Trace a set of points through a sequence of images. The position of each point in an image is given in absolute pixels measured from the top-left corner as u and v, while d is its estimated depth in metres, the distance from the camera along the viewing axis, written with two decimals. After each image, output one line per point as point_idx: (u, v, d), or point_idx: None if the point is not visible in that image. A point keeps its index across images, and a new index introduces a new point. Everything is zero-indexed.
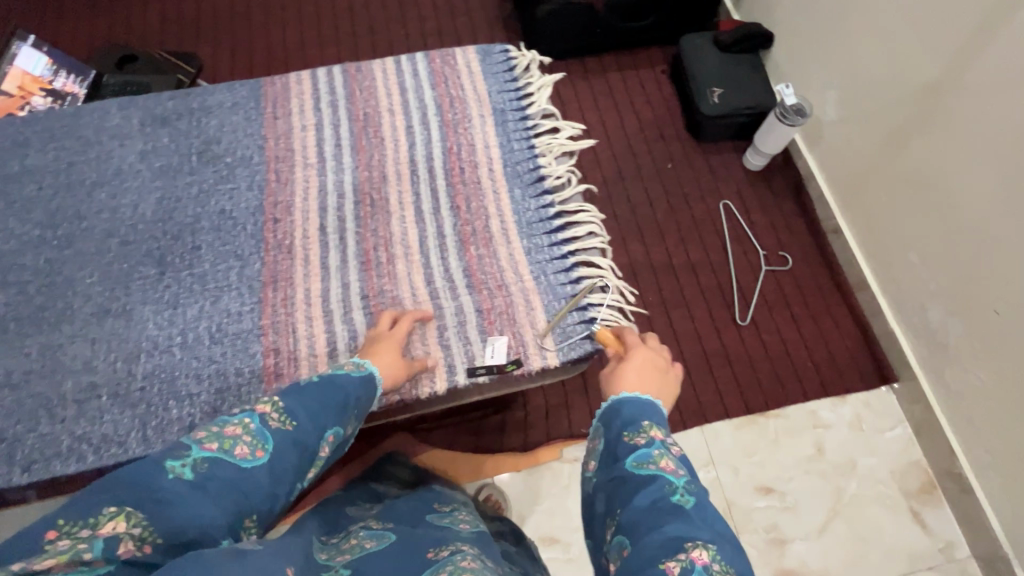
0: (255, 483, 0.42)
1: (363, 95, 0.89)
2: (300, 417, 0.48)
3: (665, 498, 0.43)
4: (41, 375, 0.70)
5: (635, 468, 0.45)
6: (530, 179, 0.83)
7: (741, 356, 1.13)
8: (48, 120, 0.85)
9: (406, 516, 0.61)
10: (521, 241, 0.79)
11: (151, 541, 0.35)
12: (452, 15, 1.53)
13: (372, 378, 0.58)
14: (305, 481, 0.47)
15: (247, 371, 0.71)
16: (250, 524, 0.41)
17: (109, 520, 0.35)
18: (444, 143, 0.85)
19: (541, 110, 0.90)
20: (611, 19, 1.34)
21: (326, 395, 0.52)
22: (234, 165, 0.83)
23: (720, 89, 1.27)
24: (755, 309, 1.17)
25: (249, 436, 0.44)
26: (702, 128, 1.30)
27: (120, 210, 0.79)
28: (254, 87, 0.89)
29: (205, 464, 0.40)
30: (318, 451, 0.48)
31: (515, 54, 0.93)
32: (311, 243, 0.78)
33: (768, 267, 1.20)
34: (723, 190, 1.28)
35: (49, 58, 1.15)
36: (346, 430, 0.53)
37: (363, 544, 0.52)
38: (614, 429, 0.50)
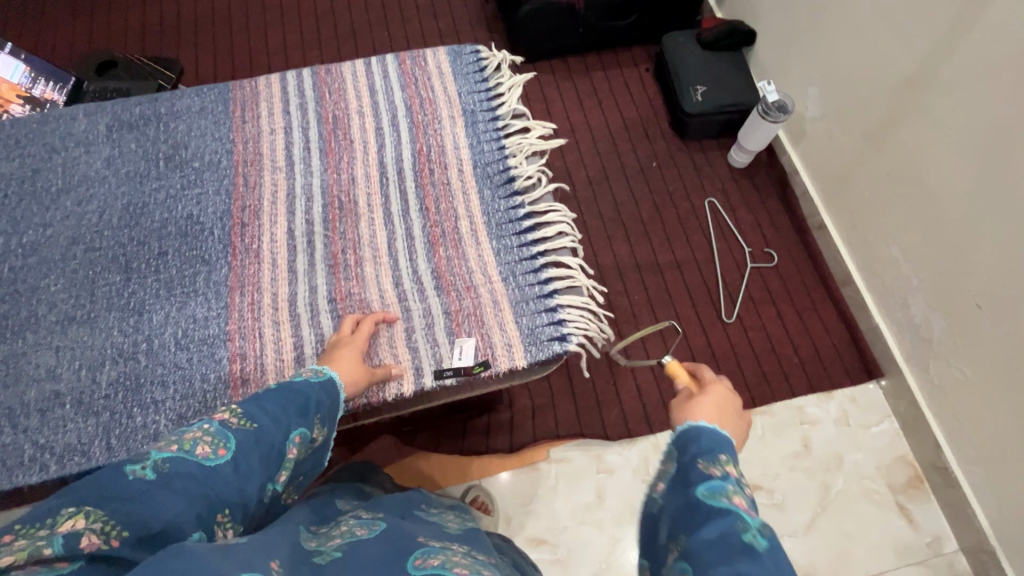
0: (222, 480, 0.41)
1: (332, 97, 0.88)
2: (263, 419, 0.47)
3: (733, 538, 0.37)
4: (4, 384, 0.69)
5: (707, 499, 0.40)
6: (499, 181, 0.83)
7: (726, 353, 1.12)
8: (13, 127, 0.84)
9: (396, 507, 0.60)
10: (490, 243, 0.78)
11: (116, 534, 0.35)
12: (431, 17, 1.53)
13: (332, 383, 0.58)
14: (277, 481, 0.47)
15: (213, 377, 0.70)
16: (223, 520, 0.41)
17: (68, 519, 0.35)
18: (413, 144, 0.85)
19: (512, 110, 0.89)
20: (590, 18, 1.33)
21: (287, 399, 0.51)
22: (202, 169, 0.83)
23: (702, 87, 1.27)
24: (741, 306, 1.16)
25: (210, 437, 0.43)
26: (686, 126, 1.30)
27: (86, 217, 0.79)
28: (223, 91, 0.89)
29: (166, 464, 0.40)
30: (285, 451, 0.48)
31: (485, 55, 0.92)
32: (279, 247, 0.78)
33: (753, 263, 1.20)
34: (708, 187, 1.28)
35: (26, 65, 1.14)
36: (315, 432, 0.53)
37: (353, 530, 0.51)
38: (687, 455, 0.44)
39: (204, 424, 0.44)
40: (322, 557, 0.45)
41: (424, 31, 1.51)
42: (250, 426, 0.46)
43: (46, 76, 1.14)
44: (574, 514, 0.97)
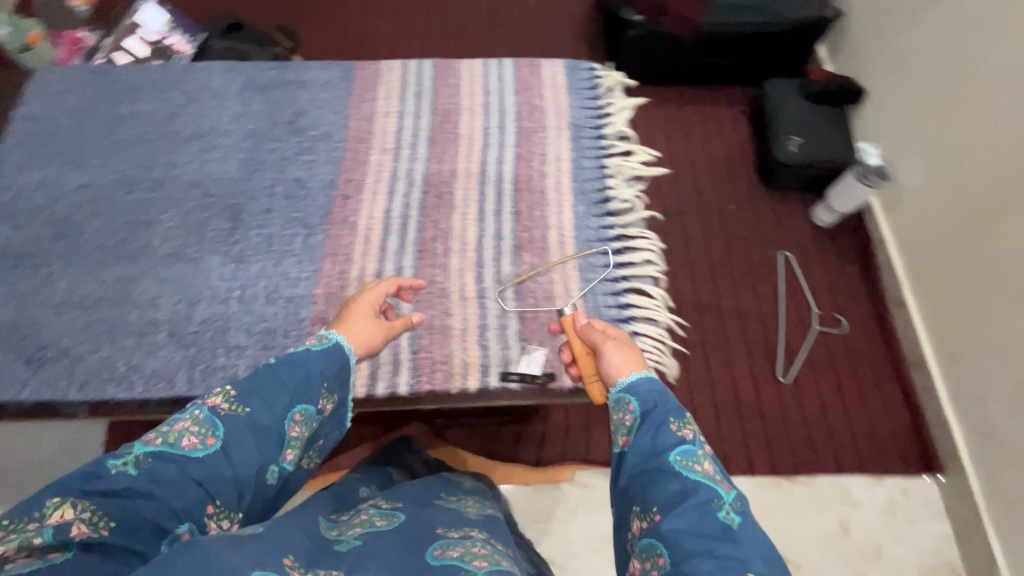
0: (213, 469, 0.46)
1: (448, 90, 0.91)
2: (257, 403, 0.51)
3: (713, 511, 0.47)
4: (112, 302, 0.75)
5: (682, 466, 0.50)
6: (595, 198, 0.82)
7: (775, 413, 1.08)
8: (160, 72, 0.92)
9: (416, 498, 0.63)
10: (576, 258, 0.78)
11: (105, 525, 0.41)
12: (541, 28, 1.56)
13: (339, 350, 0.59)
14: (282, 461, 0.52)
15: (294, 335, 0.73)
16: (216, 512, 0.46)
17: (54, 510, 0.40)
18: (516, 149, 0.86)
19: (618, 131, 0.89)
20: (696, 52, 1.32)
21: (293, 375, 0.54)
22: (316, 139, 0.87)
23: (799, 138, 1.23)
24: (799, 368, 1.12)
25: (198, 427, 0.48)
26: (773, 175, 1.27)
27: (207, 164, 0.85)
28: (348, 68, 0.93)
29: (149, 459, 0.44)
30: (287, 433, 0.52)
31: (600, 73, 0.93)
32: (374, 224, 0.81)
33: (820, 326, 1.15)
34: (784, 241, 1.24)
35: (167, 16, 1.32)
36: (321, 403, 0.56)
37: (372, 520, 0.55)
38: (656, 416, 0.54)
39: (191, 412, 0.48)
40: (345, 544, 0.49)
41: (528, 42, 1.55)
42: (241, 412, 0.50)
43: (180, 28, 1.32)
44: (590, 543, 0.95)
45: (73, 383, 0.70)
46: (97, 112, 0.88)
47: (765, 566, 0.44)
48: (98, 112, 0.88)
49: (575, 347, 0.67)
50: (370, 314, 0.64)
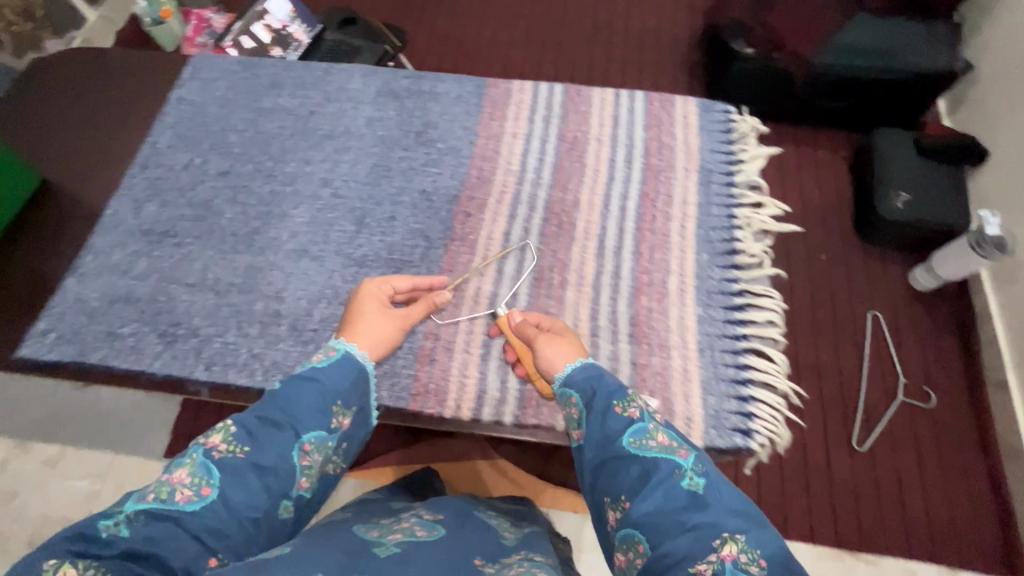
0: (212, 518, 0.50)
1: (576, 118, 0.91)
2: (258, 439, 0.55)
3: (677, 483, 0.52)
4: (241, 289, 0.78)
5: (638, 447, 0.55)
6: (721, 249, 0.80)
7: (846, 482, 1.04)
8: (303, 70, 0.96)
9: (455, 510, 0.67)
10: (696, 309, 0.76)
11: None
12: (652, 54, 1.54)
13: (347, 360, 0.63)
14: (296, 490, 0.56)
15: (406, 346, 0.74)
16: (220, 563, 0.49)
17: (55, 572, 0.44)
18: (641, 186, 0.85)
19: (749, 181, 0.85)
20: (805, 92, 1.27)
21: (298, 403, 0.58)
22: (443, 152, 0.88)
23: (907, 194, 1.16)
24: (877, 438, 1.06)
25: (191, 479, 0.52)
26: (870, 227, 1.20)
27: (338, 165, 0.87)
28: (480, 85, 0.94)
29: (141, 518, 0.49)
30: (298, 466, 0.56)
31: (735, 118, 0.90)
32: (493, 245, 0.81)
33: (905, 397, 1.09)
34: (877, 300, 1.17)
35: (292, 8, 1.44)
36: (336, 421, 0.60)
37: (414, 530, 0.58)
38: (597, 407, 0.59)
39: (190, 458, 0.53)
40: (381, 549, 0.51)
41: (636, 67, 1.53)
42: (239, 452, 0.54)
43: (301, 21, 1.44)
44: None
45: (199, 362, 0.73)
46: (243, 102, 0.93)
47: (740, 520, 0.49)
48: (244, 103, 0.93)
49: (518, 347, 0.71)
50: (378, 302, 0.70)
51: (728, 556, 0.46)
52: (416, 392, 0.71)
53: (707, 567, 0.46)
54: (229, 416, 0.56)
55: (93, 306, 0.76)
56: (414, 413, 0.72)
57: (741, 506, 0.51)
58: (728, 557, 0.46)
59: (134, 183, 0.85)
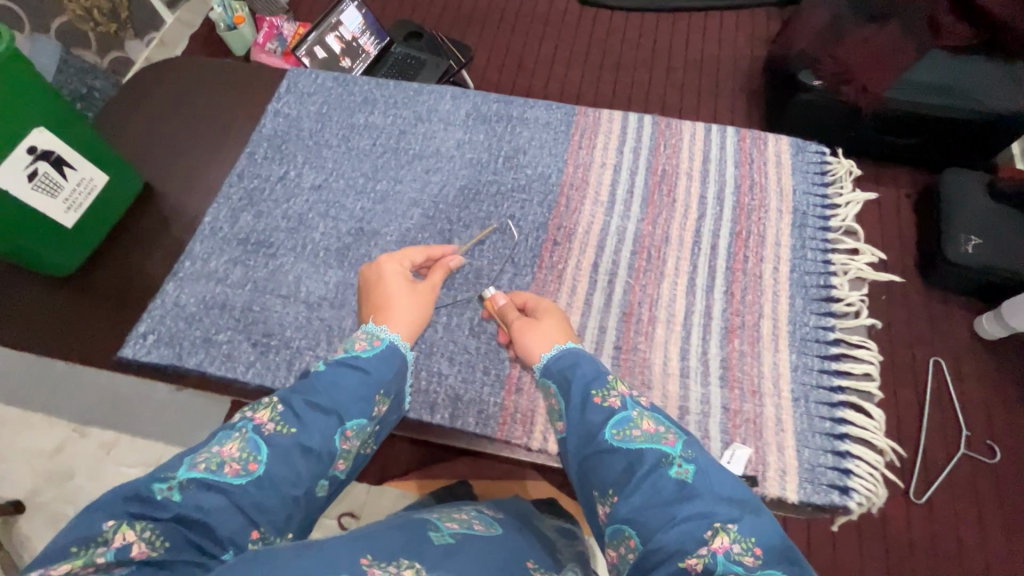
0: (256, 494, 0.49)
1: (666, 151, 0.90)
2: (304, 421, 0.54)
3: (665, 472, 0.52)
4: (331, 304, 0.79)
5: (620, 439, 0.55)
6: (816, 294, 0.78)
7: (900, 534, 1.02)
8: (394, 89, 0.97)
9: (513, 513, 0.65)
10: (790, 356, 0.74)
11: (160, 543, 0.43)
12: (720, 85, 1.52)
13: (391, 352, 0.61)
14: (333, 471, 0.55)
15: (493, 373, 0.74)
16: (262, 535, 0.48)
17: (114, 533, 0.43)
18: (733, 225, 0.83)
19: (844, 226, 0.83)
20: (871, 128, 1.25)
21: (343, 388, 0.57)
22: (532, 178, 0.89)
23: (978, 239, 1.12)
24: (935, 491, 1.04)
25: (241, 453, 0.51)
26: (936, 271, 1.17)
27: (428, 186, 0.88)
28: (569, 113, 0.94)
29: (192, 485, 0.47)
30: (336, 456, 0.55)
31: (830, 159, 0.88)
32: (581, 276, 0.81)
33: (967, 450, 1.07)
34: (939, 347, 1.16)
35: (362, 20, 1.48)
36: (376, 409, 0.58)
37: (472, 522, 0.57)
38: (578, 395, 0.60)
39: (239, 431, 0.52)
40: (436, 538, 0.50)
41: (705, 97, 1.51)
42: (287, 431, 0.53)
43: (370, 32, 1.48)
44: None
45: (290, 374, 0.74)
46: (336, 117, 0.95)
47: (732, 508, 0.49)
48: (337, 118, 0.95)
49: (504, 328, 0.72)
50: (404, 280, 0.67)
51: (721, 548, 0.47)
52: (503, 420, 0.71)
53: (698, 561, 0.47)
54: (275, 395, 0.56)
55: (191, 311, 0.78)
56: (500, 441, 0.71)
57: (734, 494, 0.51)
58: (720, 549, 0.47)
59: (231, 192, 0.88)
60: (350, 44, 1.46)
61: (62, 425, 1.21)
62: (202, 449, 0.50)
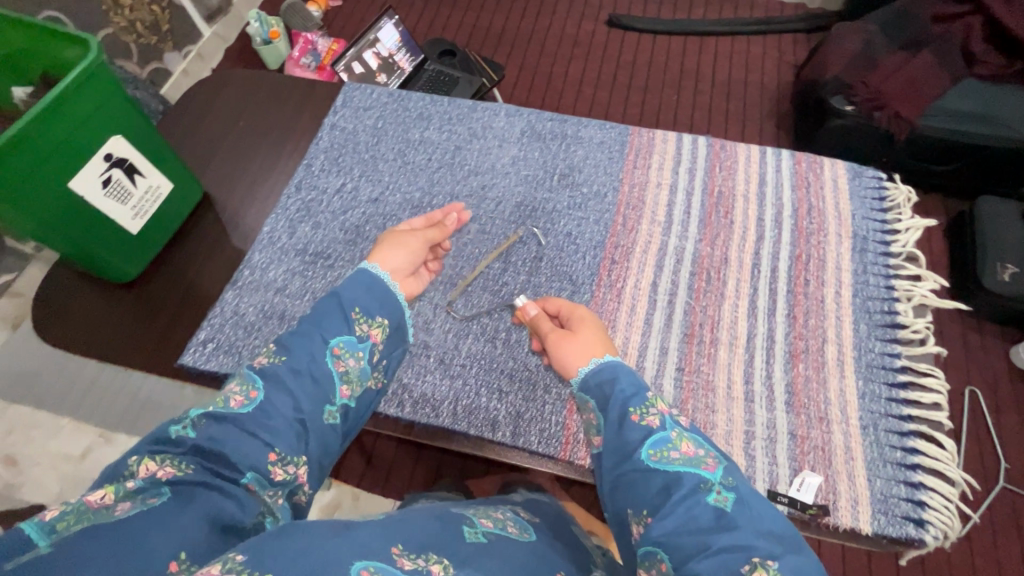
0: (266, 417, 0.50)
1: (722, 172, 0.90)
2: (291, 348, 0.56)
3: (703, 499, 0.51)
4: None
5: (657, 461, 0.54)
6: (880, 320, 0.77)
7: (939, 567, 0.97)
8: (450, 105, 0.99)
9: (551, 521, 0.63)
10: (857, 381, 0.73)
11: (184, 467, 0.45)
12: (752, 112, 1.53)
13: (364, 274, 0.63)
14: (339, 397, 0.56)
15: (555, 392, 0.73)
16: (279, 458, 0.49)
17: (138, 467, 0.45)
18: (793, 248, 0.83)
19: (905, 251, 0.82)
20: (904, 153, 1.23)
21: (324, 314, 0.59)
22: (588, 197, 0.89)
23: (1015, 267, 1.08)
24: (976, 525, 0.99)
25: (239, 388, 0.52)
26: (970, 296, 1.13)
27: (485, 202, 0.88)
28: (622, 133, 0.95)
29: (202, 420, 0.49)
30: (334, 370, 0.57)
31: (889, 185, 0.87)
32: (641, 294, 0.80)
33: (1008, 483, 1.02)
34: (975, 374, 1.11)
35: (399, 36, 1.50)
36: (359, 329, 0.60)
37: (507, 524, 0.55)
38: (613, 411, 0.59)
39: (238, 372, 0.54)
40: (469, 535, 0.48)
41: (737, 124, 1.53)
42: (279, 360, 0.55)
43: (407, 50, 1.51)
44: None
45: None
46: (392, 132, 0.96)
47: (772, 544, 0.48)
48: (393, 132, 0.96)
49: (538, 338, 0.72)
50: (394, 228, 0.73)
51: None
52: (566, 440, 0.70)
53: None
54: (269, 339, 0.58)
55: (249, 320, 0.78)
56: (563, 461, 0.70)
57: (774, 528, 0.50)
58: None
59: (289, 203, 0.88)
60: (386, 60, 1.48)
61: (93, 432, 1.21)
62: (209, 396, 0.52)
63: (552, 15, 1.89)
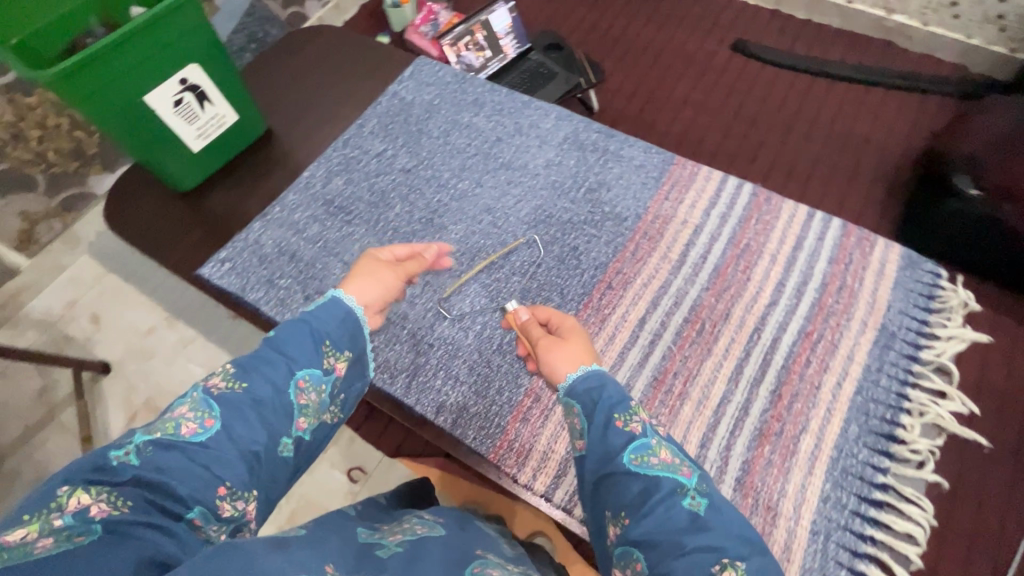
0: (216, 449, 0.46)
1: (756, 225, 0.84)
2: (251, 376, 0.52)
3: (679, 501, 0.50)
4: None
5: (635, 465, 0.52)
6: (877, 428, 0.69)
7: None
8: (505, 97, 1.00)
9: (455, 515, 0.64)
10: (823, 483, 0.66)
11: (121, 504, 0.41)
12: (847, 179, 1.39)
13: (336, 303, 0.61)
14: (295, 429, 0.52)
15: (506, 396, 0.73)
16: (229, 493, 0.45)
17: (68, 497, 0.41)
18: (806, 323, 0.76)
19: (936, 362, 0.74)
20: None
21: (289, 341, 0.56)
22: (608, 217, 0.86)
23: None
24: None
25: (192, 412, 0.48)
26: None
27: (505, 197, 0.89)
28: (666, 160, 0.91)
29: (148, 449, 0.45)
30: (296, 402, 0.53)
31: (944, 285, 0.78)
32: (625, 326, 0.78)
33: None
34: None
35: (510, 21, 1.52)
36: (326, 363, 0.57)
37: (414, 528, 0.56)
38: (597, 416, 0.56)
39: (190, 396, 0.49)
40: (384, 551, 0.49)
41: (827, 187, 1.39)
42: (237, 388, 0.50)
43: (515, 36, 1.53)
44: None
45: None
46: (444, 111, 1.00)
47: (741, 546, 0.49)
48: (445, 112, 0.99)
49: (527, 345, 0.68)
50: (373, 255, 0.69)
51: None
52: (500, 444, 0.71)
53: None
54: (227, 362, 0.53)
55: (265, 251, 0.86)
56: (491, 462, 0.71)
57: (742, 532, 0.51)
58: None
59: (333, 156, 0.95)
60: (496, 41, 1.51)
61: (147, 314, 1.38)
62: (159, 416, 0.48)
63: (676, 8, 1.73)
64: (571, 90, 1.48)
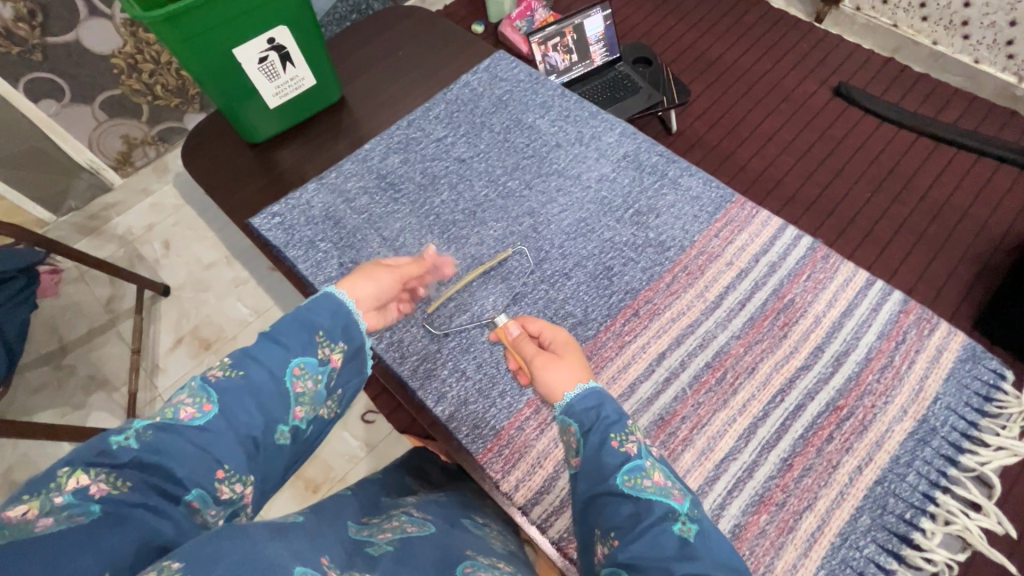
0: (214, 433, 0.48)
1: (807, 281, 0.79)
2: (245, 364, 0.52)
3: (670, 527, 0.49)
4: None
5: (629, 487, 0.52)
6: (891, 525, 0.64)
7: None
8: (574, 103, 0.99)
9: (445, 513, 0.63)
10: (817, 568, 0.62)
11: (121, 485, 0.44)
12: (932, 250, 1.27)
13: (328, 297, 0.60)
14: (292, 418, 0.54)
15: (507, 401, 0.73)
16: (226, 476, 0.47)
17: (68, 478, 0.42)
18: (837, 396, 0.71)
19: (976, 470, 0.67)
20: None
21: (287, 330, 0.56)
22: (650, 244, 0.84)
23: None
24: None
25: (190, 399, 0.49)
26: None
27: (551, 204, 0.89)
28: (725, 196, 0.87)
29: (148, 433, 0.46)
30: (291, 389, 0.54)
31: (1006, 389, 0.70)
32: (643, 357, 0.75)
33: None
34: None
35: (603, 29, 1.49)
36: (320, 352, 0.57)
37: (404, 526, 0.56)
38: (593, 437, 0.55)
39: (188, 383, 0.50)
40: (375, 548, 0.49)
41: (908, 255, 1.27)
42: (235, 376, 0.51)
43: (605, 44, 1.50)
44: None
45: None
46: (511, 107, 1.00)
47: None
48: (511, 108, 1.00)
49: (519, 360, 0.68)
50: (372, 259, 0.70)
51: None
52: (490, 446, 0.71)
53: None
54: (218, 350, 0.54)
55: (313, 214, 0.89)
56: (478, 462, 0.71)
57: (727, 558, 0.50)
58: None
59: (395, 134, 0.97)
60: (584, 46, 1.49)
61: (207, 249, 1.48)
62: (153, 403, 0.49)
63: (779, 39, 1.65)
64: (650, 107, 1.44)
